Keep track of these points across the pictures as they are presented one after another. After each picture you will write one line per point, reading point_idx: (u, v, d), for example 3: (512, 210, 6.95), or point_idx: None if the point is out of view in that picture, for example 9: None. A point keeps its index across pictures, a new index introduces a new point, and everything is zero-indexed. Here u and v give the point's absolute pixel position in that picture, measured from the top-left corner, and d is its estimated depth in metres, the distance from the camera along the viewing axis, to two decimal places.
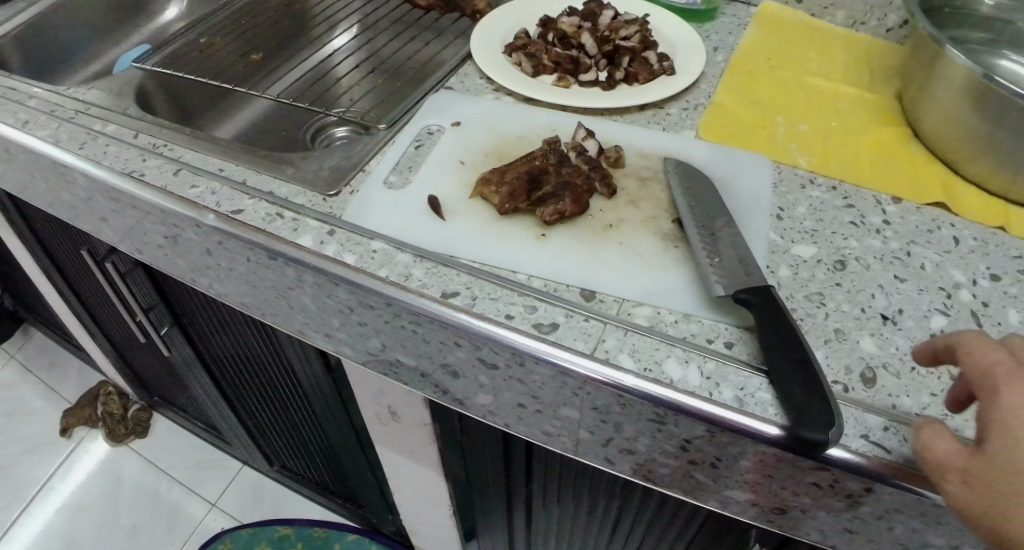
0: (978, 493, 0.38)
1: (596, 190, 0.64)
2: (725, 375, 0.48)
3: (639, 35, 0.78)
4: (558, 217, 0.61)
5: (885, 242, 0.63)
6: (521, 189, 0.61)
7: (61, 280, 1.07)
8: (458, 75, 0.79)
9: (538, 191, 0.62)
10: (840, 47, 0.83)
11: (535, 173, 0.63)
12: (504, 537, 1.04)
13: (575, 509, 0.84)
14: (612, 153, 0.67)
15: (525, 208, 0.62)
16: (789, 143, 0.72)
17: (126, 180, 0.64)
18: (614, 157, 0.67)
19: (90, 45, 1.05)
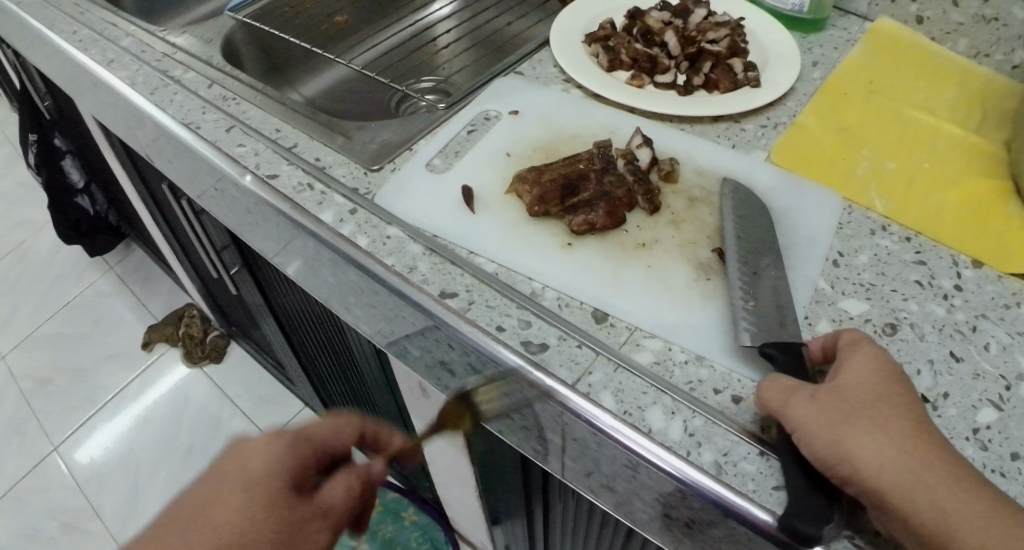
0: (828, 415, 0.42)
1: (638, 205, 0.60)
2: (710, 436, 0.45)
3: (728, 40, 0.73)
4: (587, 228, 0.58)
5: (949, 311, 0.56)
6: (554, 192, 0.59)
7: (153, 205, 1.16)
8: (530, 60, 0.77)
9: (573, 198, 0.60)
10: (956, 80, 0.75)
11: (572, 179, 0.61)
12: (522, 529, 1.04)
13: (586, 522, 0.82)
14: (665, 166, 0.62)
15: (556, 212, 0.59)
16: (868, 182, 0.64)
17: (185, 130, 0.71)
18: (666, 171, 0.62)
19: None
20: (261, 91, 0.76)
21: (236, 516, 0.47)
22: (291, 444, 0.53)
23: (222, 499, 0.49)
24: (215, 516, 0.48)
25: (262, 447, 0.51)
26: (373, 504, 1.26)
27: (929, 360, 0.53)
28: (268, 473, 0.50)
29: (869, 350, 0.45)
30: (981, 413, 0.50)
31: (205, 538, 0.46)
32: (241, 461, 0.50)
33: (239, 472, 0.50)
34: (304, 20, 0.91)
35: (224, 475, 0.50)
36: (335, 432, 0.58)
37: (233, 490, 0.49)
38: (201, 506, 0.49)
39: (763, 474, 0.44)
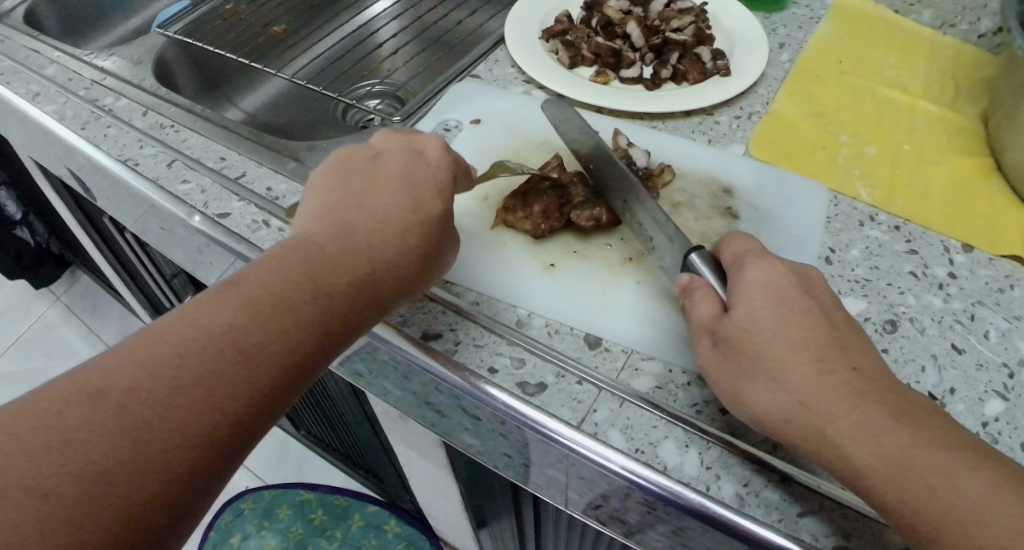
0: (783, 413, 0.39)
1: None
2: (728, 467, 0.43)
3: (693, 27, 0.70)
4: (594, 223, 0.55)
5: (946, 300, 0.54)
6: (554, 205, 0.54)
7: (94, 233, 1.01)
8: (486, 62, 0.73)
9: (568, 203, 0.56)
10: (923, 54, 0.76)
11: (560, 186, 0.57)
12: None
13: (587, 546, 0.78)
14: (656, 170, 0.59)
15: (557, 226, 0.55)
16: (851, 169, 0.63)
17: (119, 166, 0.64)
18: (657, 174, 0.59)
19: None
20: (202, 116, 0.70)
21: (321, 303, 0.41)
22: (437, 191, 0.48)
23: (339, 258, 0.43)
24: (329, 291, 0.42)
25: (435, 159, 0.50)
26: (356, 519, 1.11)
27: (933, 355, 0.50)
28: (401, 240, 0.46)
29: (768, 283, 0.44)
30: (988, 405, 0.47)
31: (172, 374, 0.36)
32: (380, 199, 0.47)
33: (380, 210, 0.46)
34: (240, 31, 0.84)
35: (359, 234, 0.45)
36: (435, 193, 0.48)
37: (363, 247, 0.44)
38: (333, 233, 0.45)
39: (787, 502, 0.41)
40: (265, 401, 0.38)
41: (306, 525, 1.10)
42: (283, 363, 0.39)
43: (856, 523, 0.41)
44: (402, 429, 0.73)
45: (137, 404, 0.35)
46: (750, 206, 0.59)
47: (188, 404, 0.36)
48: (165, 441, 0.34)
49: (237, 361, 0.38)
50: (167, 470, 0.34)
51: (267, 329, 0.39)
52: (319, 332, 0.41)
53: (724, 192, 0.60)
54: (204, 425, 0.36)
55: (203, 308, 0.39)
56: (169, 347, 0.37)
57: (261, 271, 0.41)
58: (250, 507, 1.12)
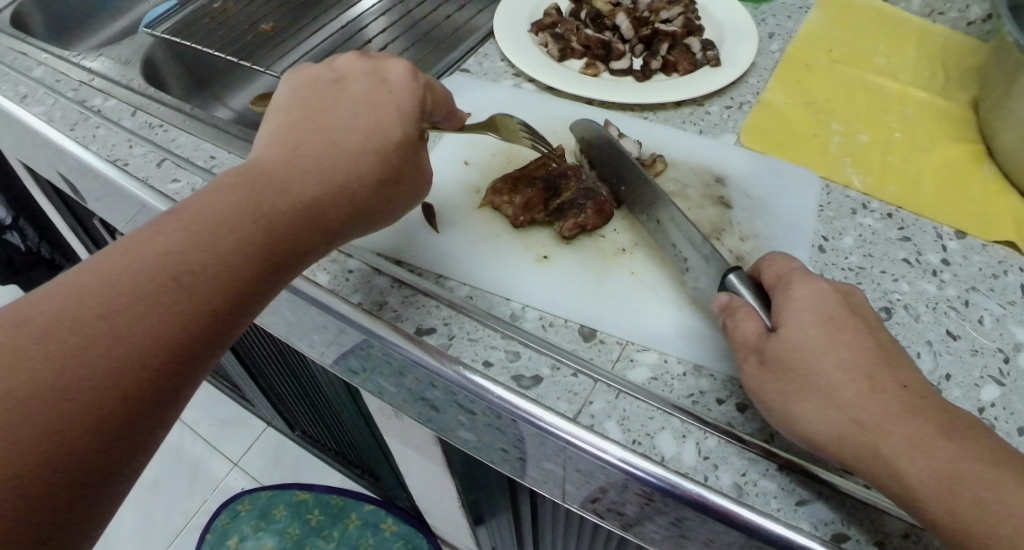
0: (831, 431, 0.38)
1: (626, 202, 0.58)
2: (726, 457, 0.43)
3: (683, 18, 0.70)
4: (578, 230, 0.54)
5: (940, 287, 0.54)
6: (537, 198, 0.55)
7: (85, 235, 1.00)
8: (476, 56, 0.72)
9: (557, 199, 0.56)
10: (912, 42, 0.76)
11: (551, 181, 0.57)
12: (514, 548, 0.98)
13: (585, 540, 0.78)
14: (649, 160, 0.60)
15: (542, 219, 0.55)
16: (844, 157, 0.63)
17: (107, 166, 0.64)
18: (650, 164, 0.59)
19: None
20: (190, 114, 0.69)
21: (269, 225, 0.41)
22: (397, 115, 0.47)
23: (289, 180, 0.42)
24: (277, 213, 0.41)
25: (400, 85, 0.48)
26: (353, 518, 1.11)
27: (928, 341, 0.50)
28: (356, 164, 0.45)
29: (813, 305, 0.42)
30: (984, 390, 0.47)
31: (112, 290, 0.35)
32: (337, 124, 0.46)
33: (336, 133, 0.45)
34: (228, 29, 0.83)
35: (311, 157, 0.44)
36: (396, 117, 0.47)
37: (317, 170, 0.44)
38: (283, 156, 0.44)
39: (785, 491, 0.41)
40: (210, 319, 0.37)
41: (303, 525, 1.10)
42: (229, 282, 0.38)
43: (855, 509, 0.41)
44: (398, 426, 0.73)
45: (74, 325, 0.34)
46: (743, 196, 0.59)
47: (128, 322, 0.35)
48: (102, 360, 0.34)
49: (179, 280, 0.37)
50: (106, 386, 0.33)
51: (211, 248, 0.38)
52: (266, 254, 0.40)
53: (717, 182, 0.60)
54: (145, 341, 0.35)
55: (148, 232, 0.38)
56: (111, 268, 0.36)
57: (207, 195, 0.40)
58: (247, 508, 1.11)
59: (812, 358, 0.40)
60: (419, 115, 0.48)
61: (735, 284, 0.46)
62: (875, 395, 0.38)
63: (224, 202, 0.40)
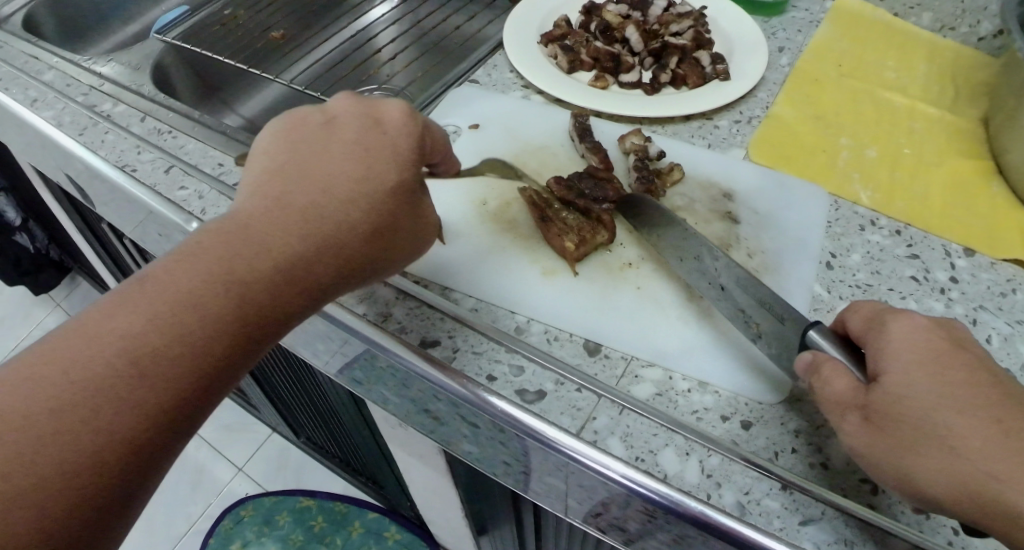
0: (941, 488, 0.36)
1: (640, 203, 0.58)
2: (729, 475, 0.42)
3: (692, 31, 0.70)
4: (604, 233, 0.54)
5: (948, 305, 0.53)
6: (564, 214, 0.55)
7: (94, 238, 1.01)
8: (485, 67, 0.72)
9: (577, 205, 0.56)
10: (923, 57, 0.75)
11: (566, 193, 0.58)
12: None
13: None
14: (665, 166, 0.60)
15: None
16: (852, 173, 0.62)
17: (116, 173, 0.64)
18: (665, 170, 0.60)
19: None
20: (199, 121, 0.69)
21: (243, 294, 0.39)
22: (393, 158, 0.45)
23: (267, 240, 0.41)
24: (250, 282, 0.40)
25: (395, 125, 0.46)
26: (356, 526, 1.11)
27: None
28: (344, 216, 0.43)
29: (916, 349, 0.38)
30: None
31: (71, 383, 0.35)
32: (326, 170, 0.43)
33: (323, 181, 0.43)
34: (238, 36, 0.84)
35: (294, 211, 0.42)
36: (390, 161, 0.45)
37: (299, 225, 0.42)
38: (266, 209, 0.42)
39: (789, 510, 0.41)
40: (175, 403, 0.37)
41: (306, 532, 1.10)
42: (194, 363, 0.37)
43: (860, 530, 0.40)
44: (402, 436, 0.73)
45: (36, 419, 0.34)
46: (751, 211, 0.59)
47: (83, 416, 0.35)
48: (62, 457, 0.34)
49: (140, 368, 0.36)
50: (66, 481, 0.34)
51: (177, 329, 0.37)
52: (238, 327, 0.39)
53: (724, 197, 0.59)
54: (103, 434, 0.35)
55: (113, 307, 0.37)
56: (72, 353, 0.36)
57: (177, 263, 0.39)
58: (250, 513, 1.11)
59: (927, 412, 0.36)
60: (415, 156, 0.46)
61: (823, 341, 0.42)
62: (972, 414, 0.36)
63: (194, 273, 0.39)
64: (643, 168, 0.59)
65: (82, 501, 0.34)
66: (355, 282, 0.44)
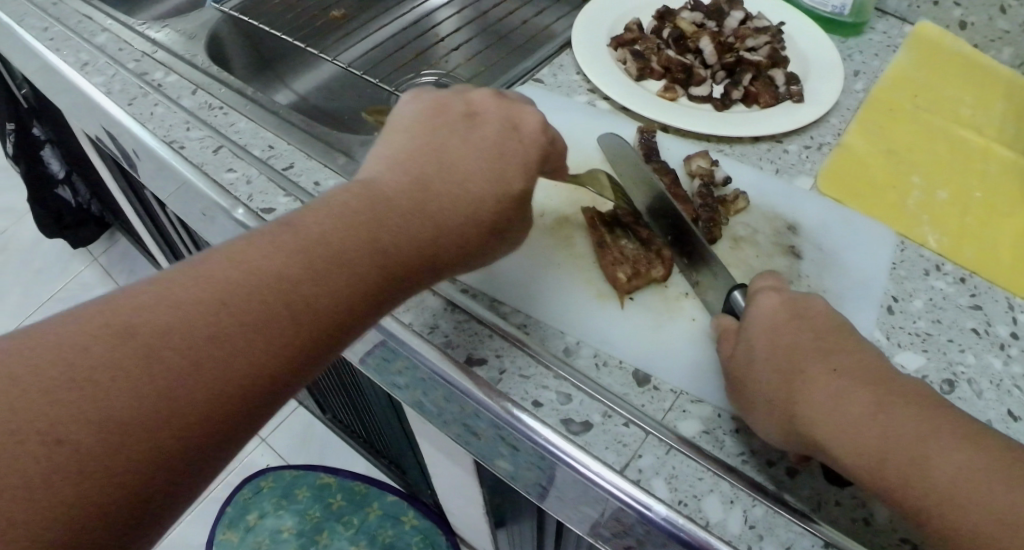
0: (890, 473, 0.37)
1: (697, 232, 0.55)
2: (772, 528, 0.41)
3: (770, 48, 0.68)
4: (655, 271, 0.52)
5: (1007, 363, 0.51)
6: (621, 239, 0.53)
7: (135, 201, 1.01)
8: (552, 66, 0.70)
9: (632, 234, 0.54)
10: (1002, 94, 0.72)
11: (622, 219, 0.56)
12: None
13: None
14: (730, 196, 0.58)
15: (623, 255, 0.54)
16: (921, 214, 0.60)
17: (164, 148, 0.63)
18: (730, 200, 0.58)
19: None
20: (251, 100, 0.68)
21: (377, 264, 0.39)
22: (524, 170, 0.45)
23: (403, 218, 0.41)
24: (388, 252, 0.39)
25: (533, 139, 0.46)
26: (374, 507, 1.12)
27: (988, 422, 0.48)
28: (474, 212, 0.43)
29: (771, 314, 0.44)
30: None
31: (219, 315, 0.34)
32: (467, 165, 0.44)
33: (460, 172, 0.44)
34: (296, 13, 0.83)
35: (435, 195, 0.42)
36: (521, 169, 0.45)
37: (433, 212, 0.42)
38: (405, 185, 0.42)
39: None
40: (301, 360, 0.35)
41: (324, 509, 1.10)
42: (325, 326, 0.36)
43: None
44: (433, 433, 0.72)
45: (168, 348, 0.32)
46: (813, 245, 0.57)
47: (227, 350, 0.33)
48: (192, 392, 0.32)
49: (290, 315, 0.35)
50: (198, 409, 0.32)
51: (316, 282, 0.36)
52: (365, 294, 0.38)
53: (786, 229, 0.57)
54: (238, 375, 0.33)
55: (256, 251, 0.36)
56: (220, 284, 0.35)
57: (316, 218, 0.39)
58: (269, 485, 1.12)
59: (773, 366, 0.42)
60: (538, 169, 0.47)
61: (738, 298, 0.47)
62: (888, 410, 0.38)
63: (338, 232, 0.38)
64: (708, 195, 0.57)
65: (196, 444, 0.32)
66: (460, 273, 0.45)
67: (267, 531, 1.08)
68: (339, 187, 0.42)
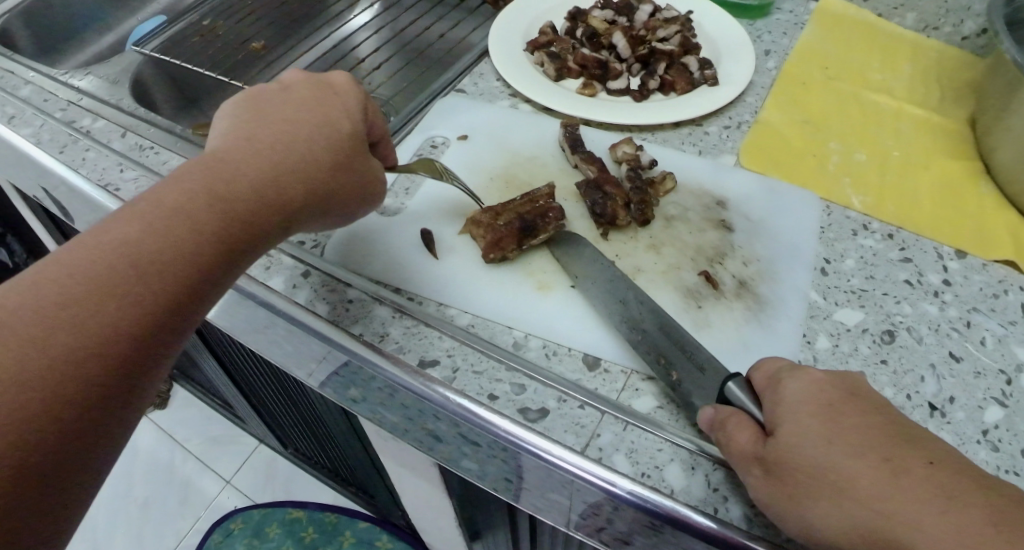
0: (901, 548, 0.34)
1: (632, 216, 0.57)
2: (735, 488, 0.42)
3: (679, 37, 0.70)
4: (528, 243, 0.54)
5: (942, 308, 0.53)
6: (509, 236, 0.53)
7: None
8: (472, 75, 0.71)
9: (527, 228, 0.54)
10: (907, 58, 0.76)
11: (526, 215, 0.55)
12: None
13: None
14: (658, 177, 0.60)
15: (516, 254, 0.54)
16: (842, 177, 0.63)
17: (98, 191, 0.63)
18: (658, 182, 0.60)
19: (106, 15, 0.99)
20: (182, 136, 0.68)
21: (220, 213, 0.41)
22: (345, 108, 0.47)
23: (239, 167, 0.42)
24: (229, 203, 0.41)
25: (344, 86, 0.48)
26: (347, 536, 1.10)
27: (931, 364, 0.49)
28: (307, 148, 0.44)
29: (811, 400, 0.39)
30: (988, 412, 0.47)
31: (66, 287, 0.36)
32: (289, 111, 0.46)
33: (287, 119, 0.45)
34: (219, 48, 0.83)
35: (264, 143, 0.44)
36: (343, 111, 0.47)
37: (269, 154, 0.43)
38: (235, 142, 0.43)
39: None
40: (163, 313, 0.38)
41: (298, 544, 1.09)
42: (181, 277, 0.39)
43: None
44: (395, 449, 0.72)
45: (14, 328, 0.35)
46: (744, 217, 0.59)
47: (76, 316, 0.36)
48: (53, 359, 0.35)
49: (132, 272, 0.37)
50: (64, 369, 0.35)
51: (158, 240, 0.39)
52: (218, 245, 0.40)
53: (717, 205, 0.60)
54: (95, 337, 0.36)
55: (96, 230, 0.39)
56: (59, 266, 0.37)
57: (155, 191, 0.41)
58: (239, 527, 1.10)
59: (824, 464, 0.37)
60: (364, 114, 0.49)
61: (735, 389, 0.42)
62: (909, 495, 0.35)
63: (175, 194, 0.40)
64: (637, 179, 0.59)
65: (68, 408, 0.35)
66: (320, 216, 0.46)
67: None
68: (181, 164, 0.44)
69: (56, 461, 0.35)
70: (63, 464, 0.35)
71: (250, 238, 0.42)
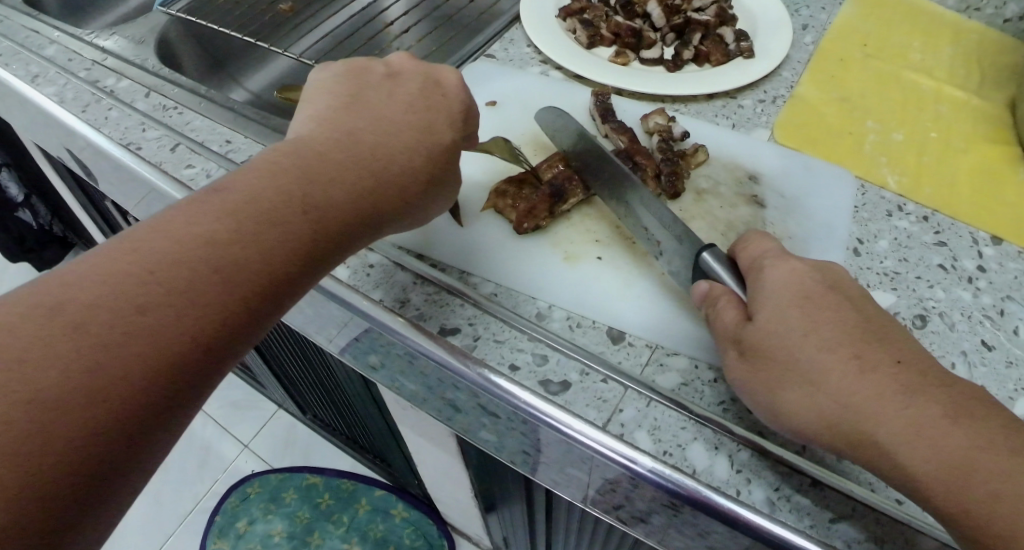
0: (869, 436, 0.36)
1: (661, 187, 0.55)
2: (759, 472, 0.41)
3: (715, 7, 0.68)
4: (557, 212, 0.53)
5: (976, 294, 0.51)
6: (542, 203, 0.52)
7: (96, 213, 0.99)
8: (502, 41, 0.70)
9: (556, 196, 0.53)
10: (949, 37, 0.73)
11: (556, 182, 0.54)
12: (526, 541, 0.97)
13: (600, 537, 0.77)
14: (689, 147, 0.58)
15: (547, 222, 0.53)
16: (878, 156, 0.60)
17: (120, 149, 0.62)
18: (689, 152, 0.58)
19: None
20: (206, 97, 0.67)
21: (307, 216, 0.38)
22: (447, 116, 0.46)
23: (336, 171, 0.40)
24: (320, 210, 0.39)
25: (453, 92, 0.48)
26: (363, 503, 1.12)
27: (963, 352, 0.47)
28: (406, 161, 0.43)
29: (789, 288, 0.41)
30: (1019, 404, 0.45)
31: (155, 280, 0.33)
32: (391, 117, 0.45)
33: (387, 124, 0.44)
34: (245, 9, 0.82)
35: (365, 148, 0.42)
36: (446, 120, 0.46)
37: (368, 161, 0.42)
38: (335, 141, 0.42)
39: (819, 508, 0.40)
40: (242, 321, 0.35)
41: (313, 510, 1.10)
42: (263, 286, 0.36)
43: (887, 526, 0.39)
44: (414, 419, 0.71)
45: (100, 321, 0.32)
46: (776, 193, 0.57)
47: (158, 314, 0.33)
48: (132, 359, 0.32)
49: (222, 274, 0.35)
50: (145, 372, 0.32)
51: (247, 240, 0.36)
52: (304, 252, 0.38)
53: (750, 179, 0.58)
54: (178, 343, 0.33)
55: (181, 217, 0.36)
56: (146, 254, 0.34)
57: (244, 180, 0.38)
58: (256, 491, 1.11)
59: (794, 347, 0.38)
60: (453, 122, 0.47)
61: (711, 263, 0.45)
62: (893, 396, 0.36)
63: (266, 188, 0.38)
64: (668, 149, 0.57)
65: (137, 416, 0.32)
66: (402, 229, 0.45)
67: (257, 537, 1.07)
68: (268, 148, 0.42)
69: (110, 473, 0.31)
70: (120, 472, 0.32)
71: (335, 247, 0.40)
